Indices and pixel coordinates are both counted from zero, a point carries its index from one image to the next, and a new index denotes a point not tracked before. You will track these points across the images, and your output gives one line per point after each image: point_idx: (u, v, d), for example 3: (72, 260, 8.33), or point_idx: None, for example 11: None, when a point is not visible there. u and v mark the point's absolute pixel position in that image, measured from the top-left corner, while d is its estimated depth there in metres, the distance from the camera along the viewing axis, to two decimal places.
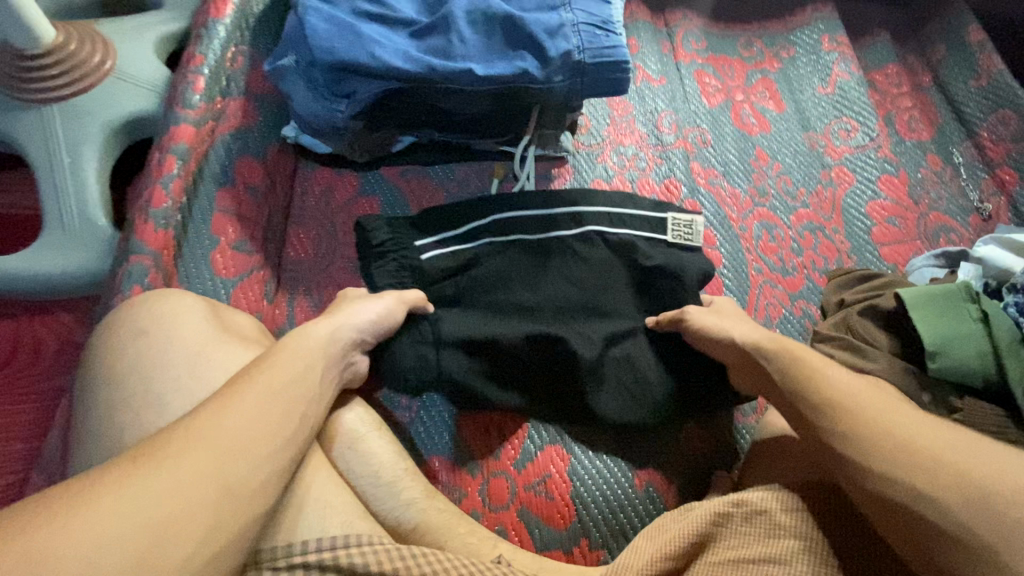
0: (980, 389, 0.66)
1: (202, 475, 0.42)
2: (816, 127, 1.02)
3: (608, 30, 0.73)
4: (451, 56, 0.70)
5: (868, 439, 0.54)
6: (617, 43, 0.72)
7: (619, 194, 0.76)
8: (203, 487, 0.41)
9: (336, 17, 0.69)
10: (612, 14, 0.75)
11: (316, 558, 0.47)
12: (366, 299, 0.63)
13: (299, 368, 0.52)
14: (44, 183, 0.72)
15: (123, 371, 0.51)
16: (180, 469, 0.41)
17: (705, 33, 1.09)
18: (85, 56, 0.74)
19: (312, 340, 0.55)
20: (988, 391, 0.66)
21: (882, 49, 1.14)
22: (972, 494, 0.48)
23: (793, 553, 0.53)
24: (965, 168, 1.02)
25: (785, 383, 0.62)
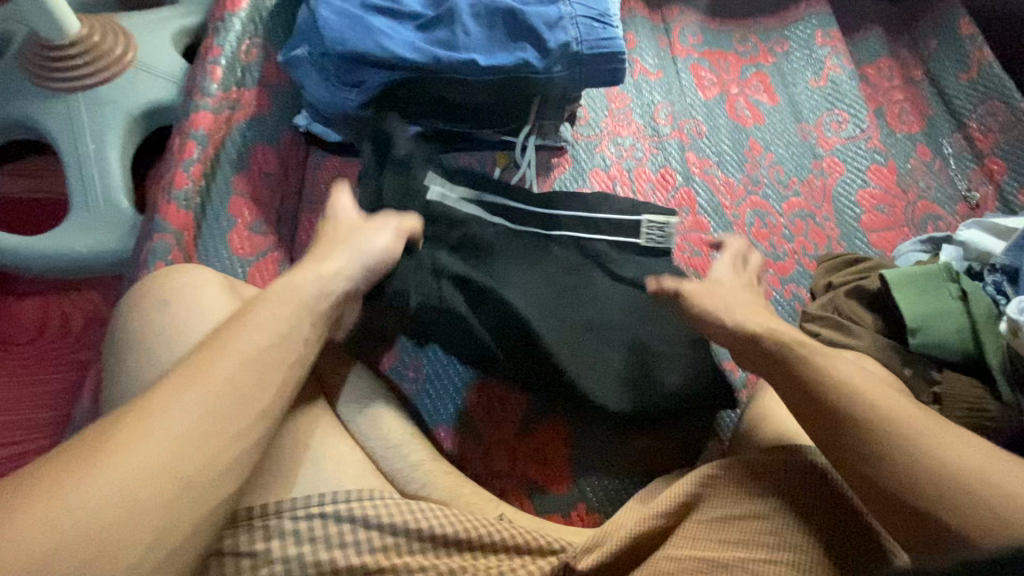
0: (959, 364, 0.68)
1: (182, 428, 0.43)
2: (808, 119, 1.03)
3: (605, 23, 0.74)
4: (455, 48, 0.72)
5: None
6: (613, 36, 0.74)
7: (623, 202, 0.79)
8: (186, 443, 0.43)
9: (347, 10, 0.72)
10: (609, 7, 0.76)
11: (331, 509, 0.51)
12: (369, 232, 0.64)
13: (282, 323, 0.52)
14: (71, 167, 0.77)
15: (150, 337, 0.56)
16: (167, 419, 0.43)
17: (701, 27, 1.12)
18: (108, 47, 0.79)
19: (295, 292, 0.55)
20: (966, 366, 0.69)
21: (873, 45, 1.17)
22: None
23: (775, 508, 0.55)
24: (954, 158, 1.04)
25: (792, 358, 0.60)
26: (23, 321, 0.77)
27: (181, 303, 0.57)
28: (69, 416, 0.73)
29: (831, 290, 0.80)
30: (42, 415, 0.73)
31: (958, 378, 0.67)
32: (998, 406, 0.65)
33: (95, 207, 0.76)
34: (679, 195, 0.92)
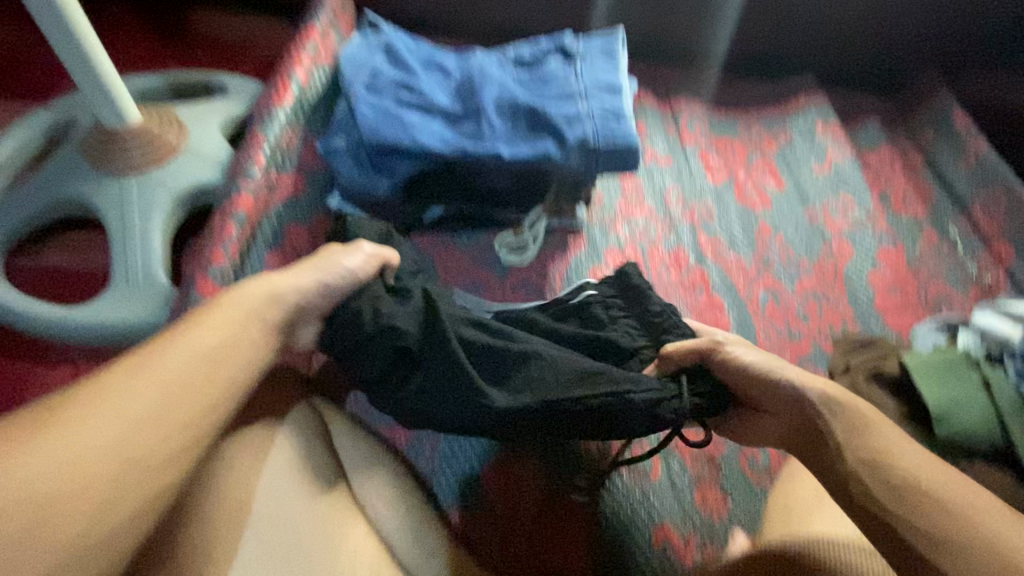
0: (988, 455, 0.67)
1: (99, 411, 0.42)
2: (815, 203, 1.07)
3: (620, 119, 0.80)
4: (481, 141, 0.78)
5: None
6: (628, 132, 0.79)
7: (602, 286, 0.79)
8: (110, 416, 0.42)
9: (382, 107, 0.79)
10: (625, 104, 0.81)
11: None
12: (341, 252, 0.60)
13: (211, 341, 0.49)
14: (116, 242, 0.82)
15: None
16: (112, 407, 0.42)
17: (707, 118, 1.19)
18: (164, 135, 0.86)
19: (224, 314, 0.50)
20: (996, 457, 0.67)
21: (873, 134, 1.23)
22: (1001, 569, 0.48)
23: None
24: (961, 242, 1.07)
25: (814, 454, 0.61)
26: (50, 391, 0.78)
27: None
28: None
29: (850, 373, 0.79)
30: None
31: (988, 471, 0.66)
32: None
33: (132, 281, 0.80)
34: (692, 274, 0.95)
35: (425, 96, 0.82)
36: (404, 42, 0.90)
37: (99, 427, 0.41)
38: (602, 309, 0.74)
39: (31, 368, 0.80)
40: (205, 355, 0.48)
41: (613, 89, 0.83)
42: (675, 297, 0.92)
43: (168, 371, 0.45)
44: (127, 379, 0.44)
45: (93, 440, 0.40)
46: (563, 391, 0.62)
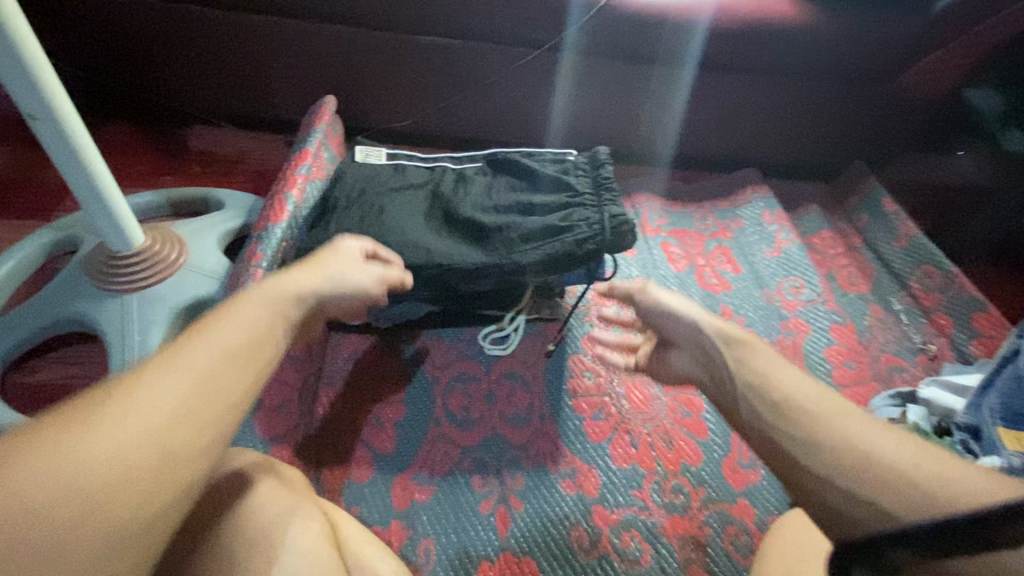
0: None
1: (159, 402, 0.40)
2: (770, 285, 1.17)
3: (603, 214, 0.84)
4: (465, 253, 0.85)
5: None
6: (613, 223, 0.83)
7: (505, 162, 0.98)
8: (150, 414, 0.39)
9: (374, 230, 0.85)
10: (601, 202, 0.87)
11: None
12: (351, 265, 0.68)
13: (256, 330, 0.51)
14: (114, 358, 0.86)
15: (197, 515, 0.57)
16: (154, 389, 0.41)
17: (665, 211, 1.31)
18: (166, 253, 0.92)
19: (283, 294, 0.58)
20: None
21: (814, 218, 1.36)
22: None
23: None
24: (905, 314, 1.17)
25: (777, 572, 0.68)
26: None
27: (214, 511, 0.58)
28: None
29: None
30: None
31: None
32: None
33: None
34: None
35: (411, 214, 0.89)
36: (388, 173, 0.98)
37: (166, 383, 0.42)
38: (522, 182, 0.94)
39: None
40: (239, 348, 0.48)
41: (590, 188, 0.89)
42: (649, 382, 0.98)
43: (204, 353, 0.45)
44: (173, 362, 0.44)
45: (123, 451, 0.37)
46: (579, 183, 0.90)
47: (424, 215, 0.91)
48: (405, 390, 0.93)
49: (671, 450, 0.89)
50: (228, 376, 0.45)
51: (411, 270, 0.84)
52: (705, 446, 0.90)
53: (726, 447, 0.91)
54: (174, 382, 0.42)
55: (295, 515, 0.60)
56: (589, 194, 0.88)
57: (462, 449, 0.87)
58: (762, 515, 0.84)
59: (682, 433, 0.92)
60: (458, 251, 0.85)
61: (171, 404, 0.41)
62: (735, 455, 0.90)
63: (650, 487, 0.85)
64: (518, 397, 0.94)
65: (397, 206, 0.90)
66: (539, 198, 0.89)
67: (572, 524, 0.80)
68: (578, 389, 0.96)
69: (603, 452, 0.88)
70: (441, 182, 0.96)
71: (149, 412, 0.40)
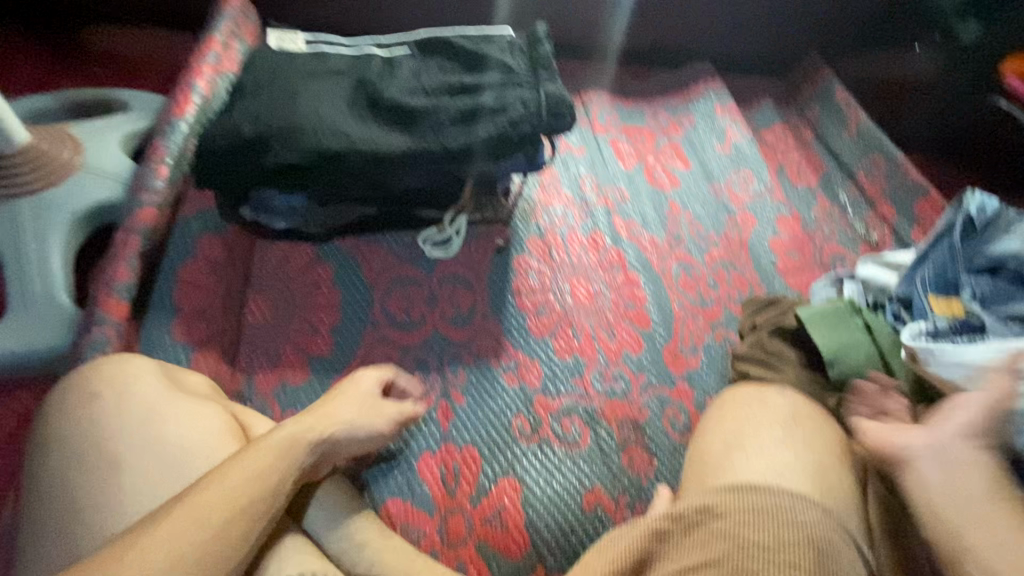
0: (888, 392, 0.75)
1: (182, 528, 0.46)
2: (719, 180, 1.15)
3: (538, 96, 0.79)
4: (386, 140, 0.78)
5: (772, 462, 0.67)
6: (547, 106, 0.79)
7: (436, 40, 0.89)
8: (172, 542, 0.45)
9: (286, 119, 0.78)
10: (535, 84, 0.81)
11: None
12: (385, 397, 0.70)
13: (280, 456, 0.55)
14: (11, 268, 0.81)
15: (89, 419, 0.54)
16: (176, 518, 0.47)
17: (615, 107, 1.24)
18: (57, 154, 0.85)
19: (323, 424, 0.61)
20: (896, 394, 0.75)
21: (767, 113, 1.33)
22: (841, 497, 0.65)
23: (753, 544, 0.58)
24: (850, 206, 1.17)
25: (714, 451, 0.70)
26: None
27: (109, 412, 0.54)
28: None
29: (755, 329, 0.86)
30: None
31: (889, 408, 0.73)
32: None
33: (32, 305, 0.80)
34: (610, 255, 0.99)
35: (327, 99, 0.81)
36: (305, 55, 0.88)
37: (185, 514, 0.47)
38: (454, 62, 0.87)
39: None
40: (264, 474, 0.52)
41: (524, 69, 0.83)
42: (594, 278, 0.96)
43: (232, 480, 0.50)
44: (198, 490, 0.49)
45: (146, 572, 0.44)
46: (513, 64, 0.83)
47: (347, 97, 0.83)
48: (340, 295, 0.88)
49: (613, 341, 0.89)
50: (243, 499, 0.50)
51: (332, 156, 0.77)
52: (647, 335, 0.91)
53: (667, 335, 0.91)
54: (192, 509, 0.48)
55: (200, 414, 0.56)
56: (525, 73, 0.82)
57: (402, 349, 0.85)
58: (700, 397, 0.86)
59: (624, 324, 0.91)
60: (380, 136, 0.78)
61: (197, 532, 0.47)
62: (677, 343, 0.91)
63: (591, 375, 0.85)
64: (460, 298, 0.91)
65: (314, 90, 0.82)
66: (471, 78, 0.82)
67: (514, 414, 0.81)
68: (522, 288, 0.93)
69: (545, 346, 0.87)
70: (364, 63, 0.87)
71: (173, 539, 0.46)
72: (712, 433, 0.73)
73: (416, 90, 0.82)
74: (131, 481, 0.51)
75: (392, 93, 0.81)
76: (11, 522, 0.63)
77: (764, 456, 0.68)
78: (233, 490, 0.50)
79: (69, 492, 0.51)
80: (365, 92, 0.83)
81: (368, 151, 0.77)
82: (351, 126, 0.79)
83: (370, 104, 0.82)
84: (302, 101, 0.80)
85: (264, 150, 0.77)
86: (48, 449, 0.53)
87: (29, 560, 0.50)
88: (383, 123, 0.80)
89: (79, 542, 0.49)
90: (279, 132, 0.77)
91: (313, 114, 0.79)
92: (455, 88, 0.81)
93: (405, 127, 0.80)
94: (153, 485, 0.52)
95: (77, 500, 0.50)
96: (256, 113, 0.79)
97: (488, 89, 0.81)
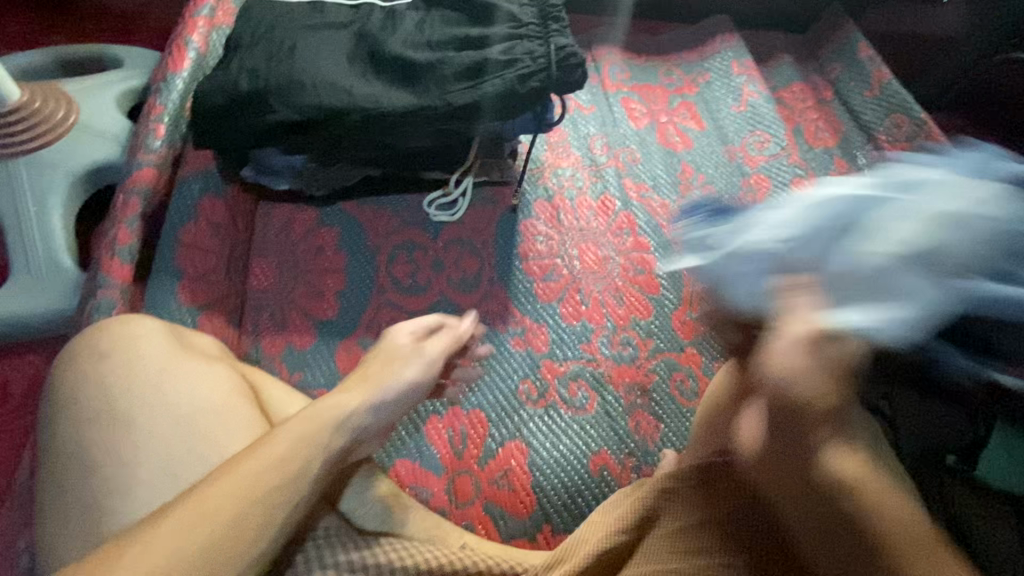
0: None
1: (212, 502, 0.45)
2: (733, 141, 1.11)
3: (547, 50, 0.75)
4: (386, 96, 0.75)
5: None
6: (557, 60, 0.75)
7: None
8: (203, 516, 0.44)
9: (283, 75, 0.75)
10: (544, 36, 0.77)
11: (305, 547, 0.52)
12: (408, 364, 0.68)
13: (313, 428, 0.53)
14: (11, 230, 0.80)
15: (96, 381, 0.54)
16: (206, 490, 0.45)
17: (627, 64, 1.19)
18: (50, 112, 0.83)
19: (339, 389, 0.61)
20: None
21: (786, 70, 1.27)
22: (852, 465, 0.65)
23: None
24: (868, 168, 1.13)
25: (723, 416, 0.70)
26: None
27: (116, 374, 0.54)
28: (16, 478, 0.76)
29: None
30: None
31: None
32: None
33: (35, 268, 0.79)
34: (620, 219, 0.97)
35: (326, 53, 0.78)
36: (303, 6, 0.84)
37: (220, 490, 0.45)
38: (459, 13, 0.82)
39: None
40: (295, 445, 0.51)
41: (533, 19, 0.79)
42: (604, 243, 0.94)
43: (270, 458, 0.49)
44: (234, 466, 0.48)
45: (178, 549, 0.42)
46: (521, 14, 0.79)
47: (347, 51, 0.79)
48: (345, 259, 0.87)
49: (622, 306, 0.88)
50: (277, 473, 0.48)
51: (334, 112, 0.74)
52: (656, 301, 0.89)
53: (677, 301, 0.90)
54: (226, 484, 0.46)
55: (207, 377, 0.56)
56: (535, 22, 0.78)
57: (408, 314, 0.85)
58: (709, 362, 0.85)
59: (633, 289, 0.90)
60: (381, 93, 0.75)
61: (227, 502, 0.45)
62: (687, 308, 0.89)
63: (599, 341, 0.84)
64: (466, 262, 0.90)
65: (312, 44, 0.78)
66: (478, 29, 0.78)
67: (521, 379, 0.80)
68: (530, 253, 0.92)
69: (553, 311, 0.86)
70: (365, 14, 0.83)
71: (210, 515, 0.44)
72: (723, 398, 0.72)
73: (418, 43, 0.78)
74: (141, 443, 0.51)
75: (393, 47, 0.78)
76: (27, 481, 0.65)
77: None
78: (246, 485, 0.47)
79: (82, 450, 0.51)
80: (366, 46, 0.79)
81: (369, 108, 0.74)
82: (351, 82, 0.76)
83: (370, 58, 0.78)
84: (300, 55, 0.77)
85: (262, 108, 0.75)
86: (57, 410, 0.53)
87: (49, 516, 0.51)
88: (384, 79, 0.77)
89: (93, 500, 0.49)
90: (278, 87, 0.74)
91: (311, 69, 0.76)
92: (460, 41, 0.78)
93: (407, 84, 0.77)
94: (173, 469, 0.51)
95: (92, 458, 0.51)
96: (253, 68, 0.76)
97: (494, 42, 0.77)
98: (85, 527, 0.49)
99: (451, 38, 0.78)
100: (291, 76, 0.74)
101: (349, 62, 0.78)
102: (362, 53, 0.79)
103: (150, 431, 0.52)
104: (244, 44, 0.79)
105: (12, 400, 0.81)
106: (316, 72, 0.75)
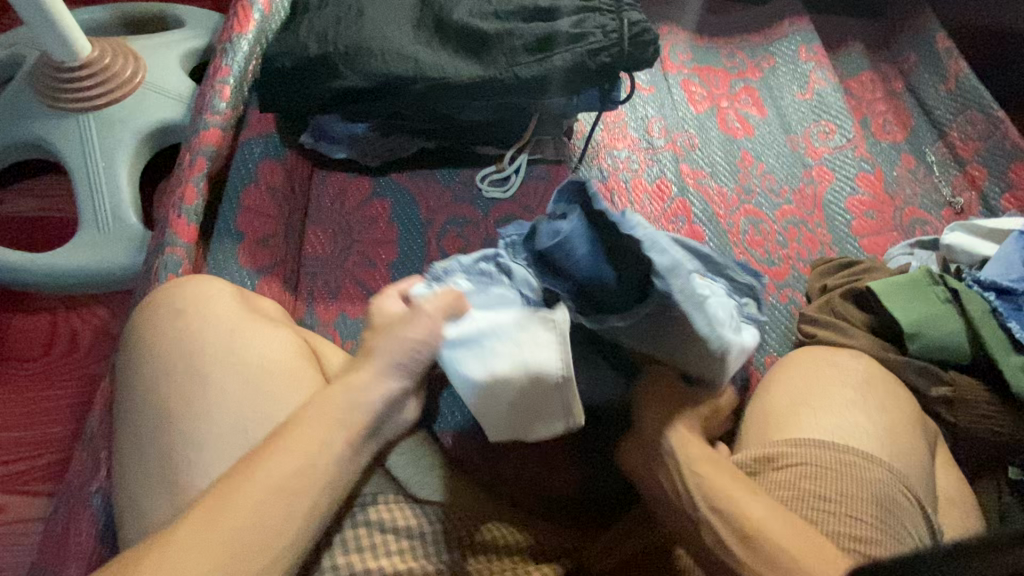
0: (966, 363, 0.72)
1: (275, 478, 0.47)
2: (796, 131, 1.07)
3: (620, 24, 0.72)
4: (451, 66, 0.74)
5: (840, 425, 0.64)
6: (630, 35, 0.72)
7: None
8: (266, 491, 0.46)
9: (349, 40, 0.74)
10: (619, 8, 0.74)
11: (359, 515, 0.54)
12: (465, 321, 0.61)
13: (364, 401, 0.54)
14: (81, 185, 0.82)
15: (172, 336, 0.55)
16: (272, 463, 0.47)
17: (690, 45, 1.15)
18: (119, 69, 0.84)
19: None
20: (973, 366, 0.72)
21: (855, 59, 1.21)
22: (909, 471, 0.63)
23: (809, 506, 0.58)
24: (937, 166, 1.08)
25: (781, 408, 0.68)
26: (35, 336, 0.85)
27: (189, 332, 0.55)
28: (84, 425, 0.80)
29: (826, 292, 0.83)
30: (60, 429, 0.81)
31: (968, 380, 0.71)
32: (1010, 420, 0.70)
33: (104, 223, 0.82)
34: (675, 205, 0.94)
35: (391, 19, 0.76)
36: None
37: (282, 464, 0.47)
38: None
39: (10, 317, 0.86)
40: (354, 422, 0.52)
41: None
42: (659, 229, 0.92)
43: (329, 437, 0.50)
44: (297, 437, 0.49)
45: (240, 517, 0.44)
46: None
47: (411, 17, 0.78)
48: (397, 231, 0.86)
49: None
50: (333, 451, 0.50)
51: (400, 80, 0.74)
52: None
53: None
54: (288, 461, 0.48)
55: (273, 340, 0.56)
56: None
57: None
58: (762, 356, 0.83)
59: None
60: (444, 63, 0.74)
61: (287, 477, 0.47)
62: None
63: None
64: None
65: (378, 8, 0.77)
66: (547, 1, 0.76)
67: None
68: None
69: None
70: None
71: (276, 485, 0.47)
72: (779, 391, 0.70)
73: (485, 12, 0.76)
74: (213, 400, 0.52)
75: (461, 14, 0.76)
76: (97, 427, 0.68)
77: (833, 418, 0.65)
78: (301, 477, 0.48)
79: (157, 402, 0.53)
80: (431, 13, 0.77)
81: (434, 79, 0.73)
82: (415, 51, 0.74)
83: (435, 26, 0.77)
84: (365, 20, 0.75)
85: (327, 74, 0.75)
86: (136, 361, 0.55)
87: (127, 462, 0.52)
88: (448, 48, 0.76)
89: (167, 450, 0.51)
90: (345, 53, 0.74)
91: (375, 35, 0.75)
92: (529, 14, 0.76)
93: (472, 56, 0.75)
94: (242, 426, 0.52)
95: (167, 411, 0.52)
96: (320, 33, 0.75)
97: (564, 14, 0.75)
98: (159, 475, 0.50)
99: (520, 8, 0.76)
100: (357, 42, 0.74)
101: (414, 29, 0.76)
102: (428, 21, 0.77)
103: (221, 389, 0.53)
104: (312, 10, 0.79)
105: (77, 350, 0.85)
106: (382, 38, 0.74)
